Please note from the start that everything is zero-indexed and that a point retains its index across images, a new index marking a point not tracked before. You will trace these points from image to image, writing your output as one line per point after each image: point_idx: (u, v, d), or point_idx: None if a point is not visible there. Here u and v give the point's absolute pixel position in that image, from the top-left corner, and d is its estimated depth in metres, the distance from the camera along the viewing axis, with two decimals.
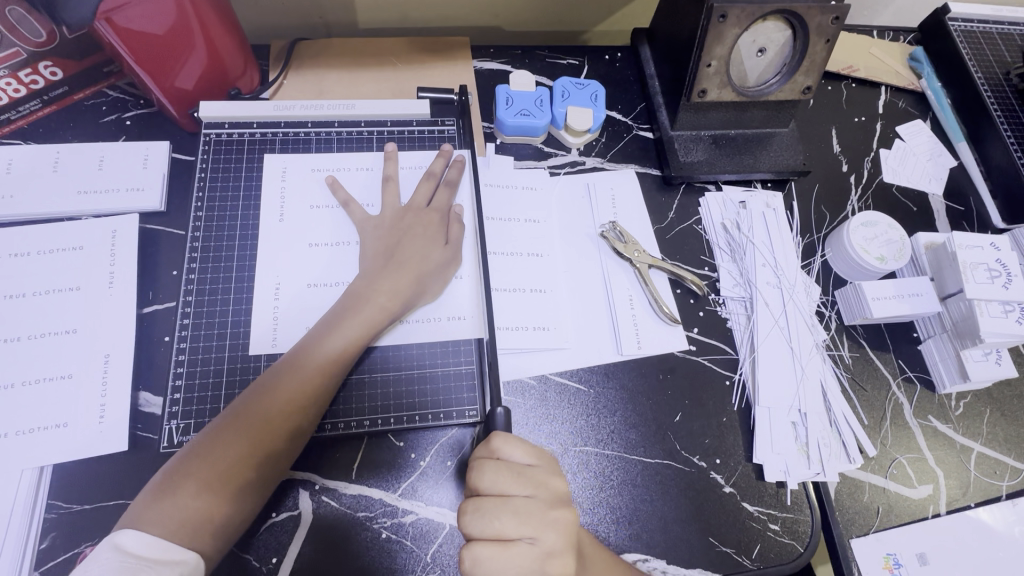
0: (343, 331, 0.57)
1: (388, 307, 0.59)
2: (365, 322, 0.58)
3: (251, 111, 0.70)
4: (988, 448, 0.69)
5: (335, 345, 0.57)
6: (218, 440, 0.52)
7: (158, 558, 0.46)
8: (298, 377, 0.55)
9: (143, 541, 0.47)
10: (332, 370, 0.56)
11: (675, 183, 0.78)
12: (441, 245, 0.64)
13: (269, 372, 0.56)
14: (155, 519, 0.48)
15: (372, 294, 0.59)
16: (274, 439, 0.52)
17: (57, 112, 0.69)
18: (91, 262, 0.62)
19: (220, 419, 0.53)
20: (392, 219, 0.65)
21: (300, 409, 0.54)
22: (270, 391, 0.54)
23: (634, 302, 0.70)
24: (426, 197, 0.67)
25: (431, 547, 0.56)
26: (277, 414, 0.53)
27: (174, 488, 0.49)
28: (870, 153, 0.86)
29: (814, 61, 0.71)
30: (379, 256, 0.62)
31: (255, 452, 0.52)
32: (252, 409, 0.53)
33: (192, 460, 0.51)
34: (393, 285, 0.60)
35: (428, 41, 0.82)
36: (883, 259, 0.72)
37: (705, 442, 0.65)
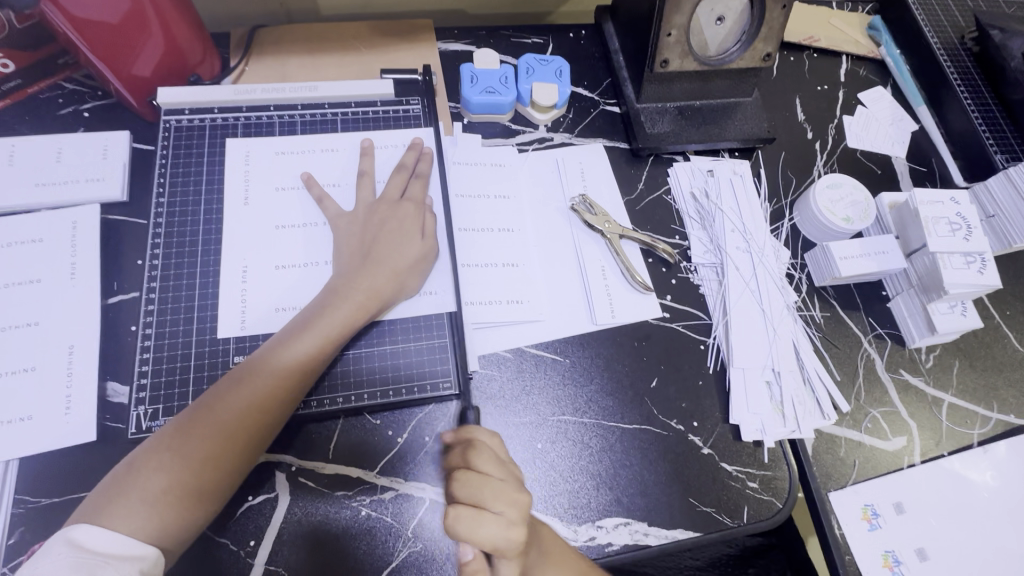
0: (322, 328, 0.56)
1: (367, 304, 0.59)
2: (343, 319, 0.57)
3: (211, 96, 0.69)
4: (958, 399, 0.70)
5: (313, 338, 0.56)
6: (186, 431, 0.51)
7: (118, 555, 0.46)
8: (274, 370, 0.54)
9: (103, 536, 0.46)
10: (310, 364, 0.55)
11: (643, 155, 0.78)
12: (418, 240, 0.63)
13: (243, 365, 0.55)
14: (117, 511, 0.48)
15: (351, 290, 0.59)
16: (245, 431, 0.52)
17: (12, 105, 0.68)
18: (50, 254, 0.61)
19: (190, 410, 0.53)
20: (366, 215, 0.64)
21: (276, 405, 0.53)
22: (244, 385, 0.53)
23: (607, 273, 0.70)
24: (399, 190, 0.66)
25: (411, 523, 0.56)
26: (250, 409, 0.52)
27: (139, 479, 0.49)
28: (834, 119, 0.87)
29: (772, 28, 0.72)
30: (355, 256, 0.61)
31: (225, 444, 0.51)
32: (224, 401, 0.52)
33: (160, 450, 0.50)
34: (372, 283, 0.59)
35: (391, 24, 0.82)
36: (849, 220, 0.74)
37: (682, 406, 0.65)
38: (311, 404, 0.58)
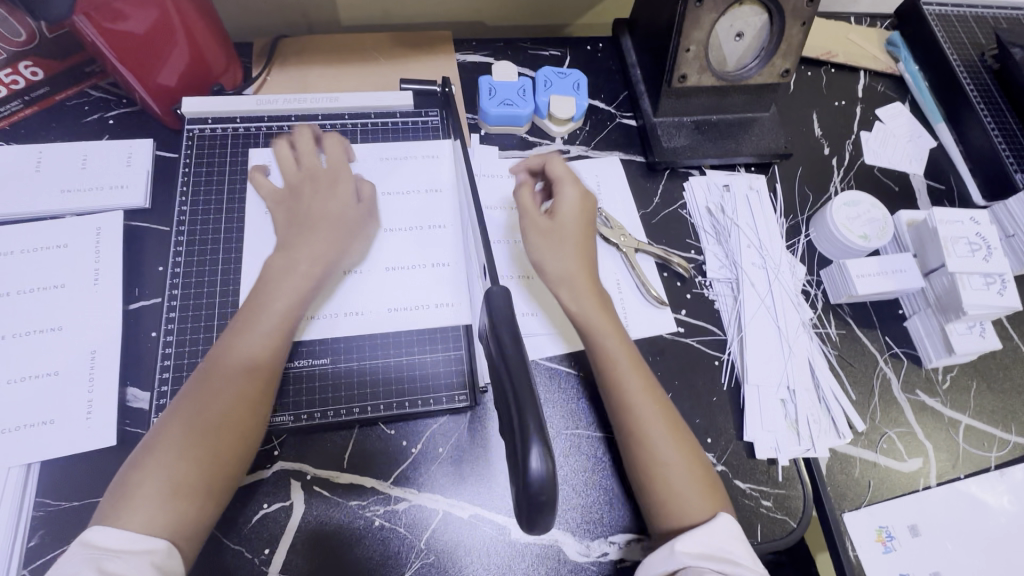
0: (279, 301, 0.57)
1: (315, 271, 0.59)
2: (296, 288, 0.58)
3: (234, 106, 0.70)
4: (975, 421, 0.70)
5: (273, 314, 0.57)
6: (171, 429, 0.51)
7: (129, 549, 0.46)
8: (238, 352, 0.55)
9: (112, 533, 0.46)
10: (274, 341, 0.56)
11: (660, 169, 0.79)
12: (351, 205, 0.64)
13: (209, 356, 0.56)
14: (121, 511, 0.48)
15: (295, 259, 0.59)
16: (226, 414, 0.52)
17: (39, 112, 0.69)
18: (74, 260, 0.62)
19: (169, 410, 0.53)
20: (297, 184, 0.64)
21: (247, 382, 0.54)
22: (212, 372, 0.54)
23: (622, 286, 0.70)
24: (316, 155, 0.67)
25: (424, 534, 0.56)
26: (222, 393, 0.53)
27: (135, 480, 0.49)
28: (851, 135, 0.87)
29: (791, 44, 0.72)
30: (291, 225, 0.62)
31: (210, 431, 0.51)
32: (201, 392, 0.53)
33: (147, 451, 0.50)
34: (314, 252, 0.60)
35: (410, 36, 0.82)
36: (866, 238, 0.73)
37: (696, 422, 0.65)
38: (328, 414, 0.59)
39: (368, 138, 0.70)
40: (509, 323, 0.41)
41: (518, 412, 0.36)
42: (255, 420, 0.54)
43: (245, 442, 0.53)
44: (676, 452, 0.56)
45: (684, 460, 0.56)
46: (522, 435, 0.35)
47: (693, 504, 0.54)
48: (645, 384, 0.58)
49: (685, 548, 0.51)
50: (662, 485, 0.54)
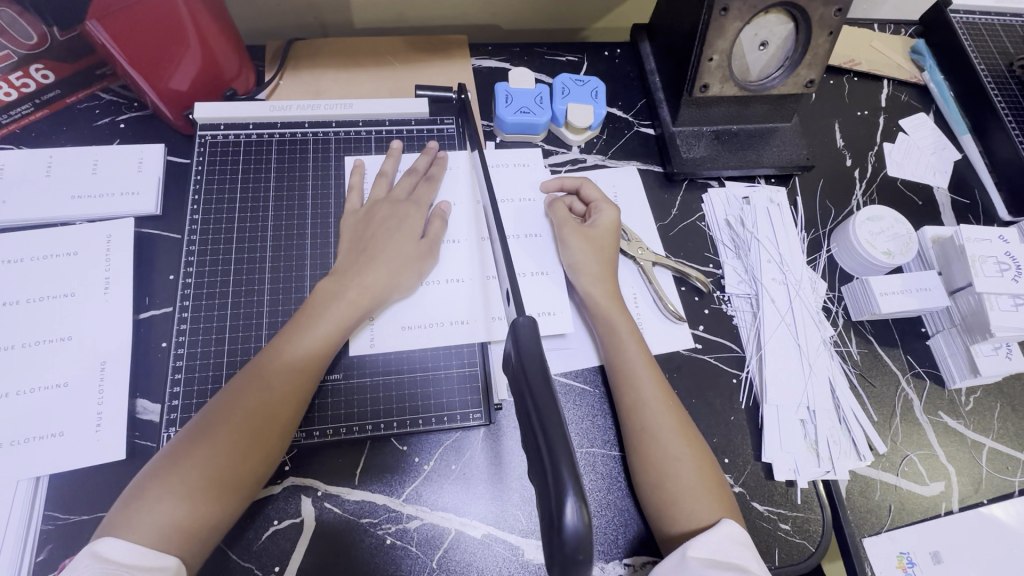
0: (319, 328, 0.57)
1: (360, 301, 0.59)
2: (340, 316, 0.58)
3: (246, 111, 0.69)
4: (999, 444, 0.68)
5: (317, 337, 0.57)
6: (204, 431, 0.51)
7: (140, 566, 0.45)
8: (281, 368, 0.55)
9: (124, 546, 0.45)
10: (316, 362, 0.56)
11: (678, 180, 0.77)
12: (415, 241, 0.64)
13: (244, 371, 0.55)
14: (134, 520, 0.47)
15: (344, 287, 0.60)
16: (257, 430, 0.52)
17: (49, 116, 0.68)
18: (85, 268, 0.61)
19: (194, 421, 0.53)
20: (368, 210, 0.65)
21: (276, 408, 0.53)
22: (244, 389, 0.53)
23: (638, 300, 0.69)
24: (407, 190, 0.67)
25: (436, 553, 0.55)
26: (250, 414, 0.52)
27: (150, 490, 0.48)
28: (874, 146, 0.85)
29: (817, 54, 0.70)
30: (353, 247, 0.63)
31: (240, 443, 0.51)
32: (238, 399, 0.53)
33: (167, 461, 0.50)
34: (364, 280, 0.60)
35: (425, 40, 0.81)
36: (889, 254, 0.71)
37: (713, 442, 0.64)
38: (341, 431, 0.58)
39: (400, 151, 0.70)
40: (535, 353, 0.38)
41: (550, 454, 0.33)
42: (278, 448, 0.53)
43: (265, 468, 0.52)
44: (685, 449, 0.57)
45: (692, 457, 0.56)
46: (555, 478, 0.32)
47: (700, 508, 0.54)
48: (663, 388, 0.60)
49: (697, 553, 0.49)
50: (671, 485, 0.55)
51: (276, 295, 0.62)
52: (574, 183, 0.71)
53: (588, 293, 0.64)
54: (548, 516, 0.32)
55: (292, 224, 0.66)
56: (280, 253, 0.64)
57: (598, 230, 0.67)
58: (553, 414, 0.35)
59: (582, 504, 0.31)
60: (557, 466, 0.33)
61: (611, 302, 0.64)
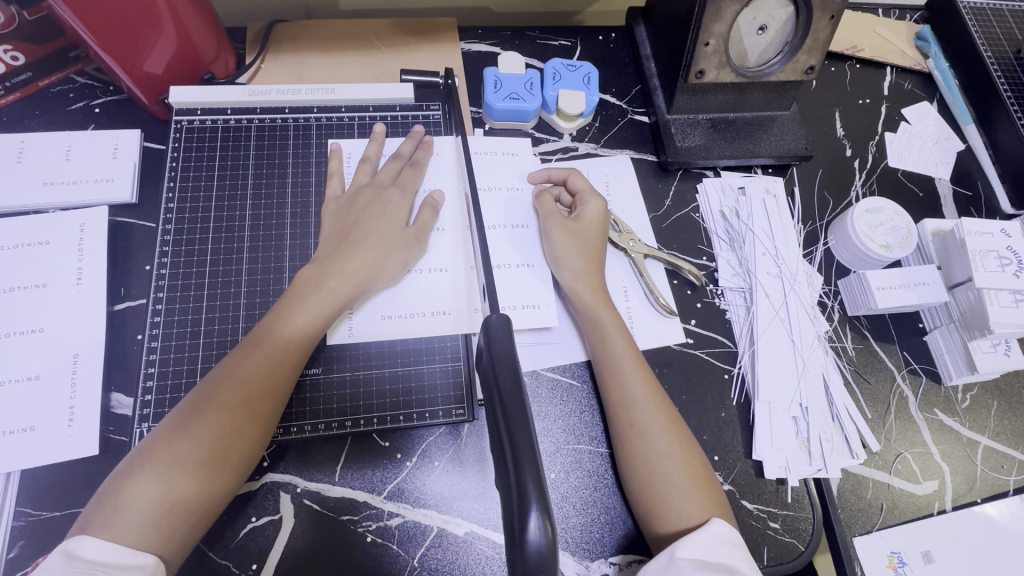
0: (301, 317, 0.55)
1: (344, 289, 0.57)
2: (322, 305, 0.56)
3: (225, 96, 0.66)
4: (995, 442, 0.67)
5: (298, 323, 0.55)
6: (177, 430, 0.50)
7: (116, 565, 0.44)
8: (259, 357, 0.53)
9: (100, 545, 0.44)
10: (298, 349, 0.55)
11: (672, 170, 0.75)
12: (400, 230, 0.62)
13: (222, 364, 0.54)
14: (112, 518, 0.46)
15: (326, 276, 0.58)
16: (237, 420, 0.50)
17: (21, 99, 0.66)
18: (58, 257, 0.59)
19: (172, 415, 0.51)
20: (351, 197, 0.63)
21: (255, 400, 0.51)
22: (223, 382, 0.52)
23: (629, 293, 0.67)
24: (392, 176, 0.65)
25: (418, 551, 0.54)
26: (230, 407, 0.51)
27: (128, 486, 0.47)
28: (875, 136, 0.83)
29: (817, 39, 0.67)
30: (334, 237, 0.61)
31: (219, 434, 0.50)
32: (213, 394, 0.51)
33: (145, 457, 0.49)
34: (346, 268, 0.58)
35: (413, 22, 0.78)
36: (888, 247, 0.69)
37: (703, 439, 0.62)
38: (320, 427, 0.57)
39: (383, 135, 0.67)
40: (508, 363, 0.37)
41: (516, 472, 0.32)
42: (260, 442, 0.52)
43: (247, 462, 0.51)
44: (673, 446, 0.55)
45: (681, 453, 0.55)
46: (519, 497, 0.31)
47: (688, 505, 0.52)
48: (648, 381, 0.59)
49: (685, 554, 0.48)
50: (657, 482, 0.54)
51: (253, 287, 0.60)
52: (561, 174, 0.69)
53: (572, 287, 0.63)
54: (511, 537, 0.31)
55: (271, 213, 0.64)
56: (258, 244, 0.62)
57: (584, 222, 0.65)
58: (524, 430, 0.34)
59: (547, 521, 0.30)
60: (522, 483, 0.31)
61: (595, 297, 0.62)
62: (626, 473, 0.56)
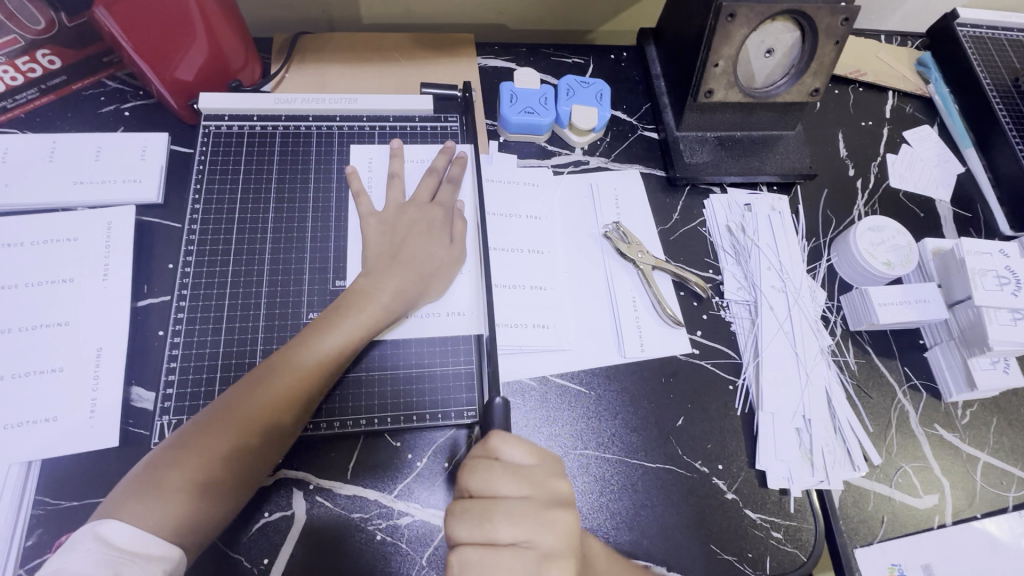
0: (340, 334, 0.56)
1: (390, 307, 0.59)
2: (363, 323, 0.57)
3: (251, 103, 0.69)
4: (994, 458, 0.68)
5: (338, 341, 0.56)
6: (207, 430, 0.51)
7: (144, 554, 0.45)
8: (296, 371, 0.54)
9: (130, 534, 0.45)
10: (334, 366, 0.56)
11: (680, 185, 0.77)
12: (446, 246, 0.64)
13: (257, 369, 0.55)
14: (140, 507, 0.47)
15: (374, 291, 0.59)
16: (269, 428, 0.52)
17: (55, 101, 0.69)
18: (85, 254, 0.61)
19: (203, 415, 0.52)
20: (394, 215, 0.64)
21: (285, 411, 0.53)
22: (255, 389, 0.52)
23: (638, 304, 0.69)
24: (429, 192, 0.66)
25: (426, 551, 0.55)
26: (262, 416, 0.52)
27: (162, 478, 0.48)
28: (877, 157, 0.85)
29: (823, 63, 0.70)
30: (382, 254, 0.62)
31: (249, 441, 0.51)
32: (247, 401, 0.52)
33: (177, 450, 0.50)
34: (398, 285, 0.59)
35: (432, 38, 0.81)
36: (889, 265, 0.72)
37: (707, 447, 0.64)
38: (334, 424, 0.58)
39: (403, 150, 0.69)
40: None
41: None
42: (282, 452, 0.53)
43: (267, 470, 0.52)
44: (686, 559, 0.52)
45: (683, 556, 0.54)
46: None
47: None
48: None
49: None
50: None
51: (274, 287, 0.62)
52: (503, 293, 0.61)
53: None
54: None
55: (292, 215, 0.66)
56: (279, 245, 0.64)
57: None
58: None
59: None
60: None
61: None
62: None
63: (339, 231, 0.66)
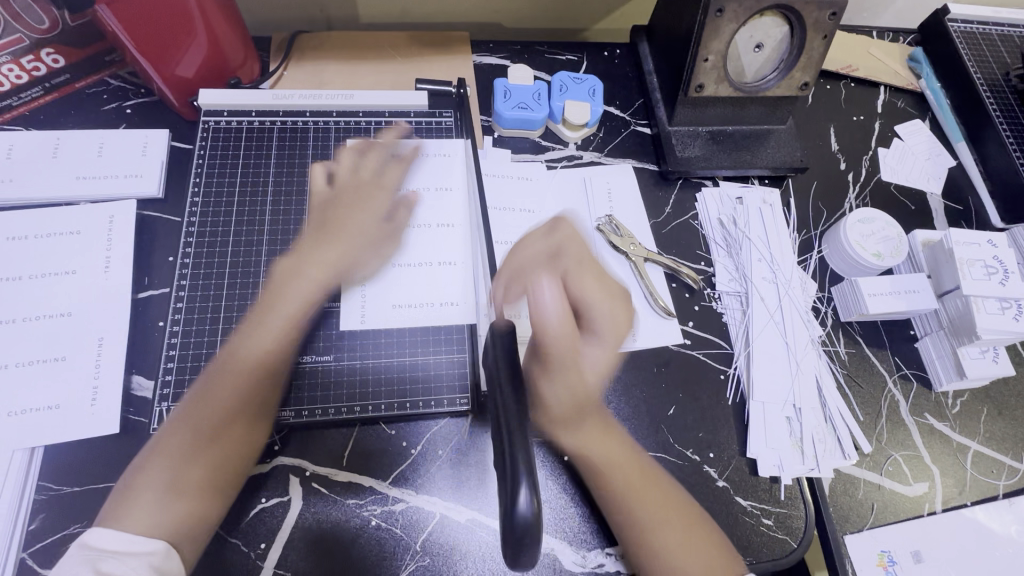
0: (263, 335, 0.59)
1: (340, 303, 0.62)
2: (281, 324, 0.60)
3: (250, 99, 0.70)
4: (985, 447, 0.68)
5: (257, 344, 0.59)
6: (171, 438, 0.54)
7: (125, 550, 0.47)
8: (227, 372, 0.57)
9: (112, 536, 0.48)
10: (267, 359, 0.58)
11: (672, 178, 0.78)
12: None
13: (213, 371, 0.58)
14: (124, 514, 0.50)
15: (313, 292, 0.62)
16: (228, 424, 0.55)
17: (59, 99, 0.70)
18: (87, 247, 0.62)
19: (168, 425, 0.56)
20: (387, 211, 0.66)
21: (242, 406, 0.56)
22: (213, 388, 0.57)
23: (630, 295, 0.70)
24: (417, 192, 0.68)
25: (420, 536, 0.56)
26: (218, 414, 0.55)
27: (140, 485, 0.52)
28: (868, 151, 0.86)
29: (811, 58, 0.71)
30: (363, 252, 0.64)
31: (211, 440, 0.54)
32: (206, 402, 0.56)
33: (149, 459, 0.54)
34: (350, 286, 0.63)
35: (428, 36, 0.82)
36: (879, 256, 0.72)
37: (698, 436, 0.64)
38: (329, 411, 0.59)
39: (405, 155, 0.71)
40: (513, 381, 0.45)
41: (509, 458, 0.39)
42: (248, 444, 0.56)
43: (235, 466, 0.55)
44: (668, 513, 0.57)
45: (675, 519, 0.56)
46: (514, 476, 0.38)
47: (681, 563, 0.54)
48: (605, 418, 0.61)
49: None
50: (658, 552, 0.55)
51: (271, 277, 0.63)
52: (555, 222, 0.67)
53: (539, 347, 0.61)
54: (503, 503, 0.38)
55: (290, 208, 0.67)
56: (277, 237, 0.65)
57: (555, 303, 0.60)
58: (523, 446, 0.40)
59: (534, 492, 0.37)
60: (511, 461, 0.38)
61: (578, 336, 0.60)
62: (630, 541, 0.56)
63: (335, 223, 0.67)
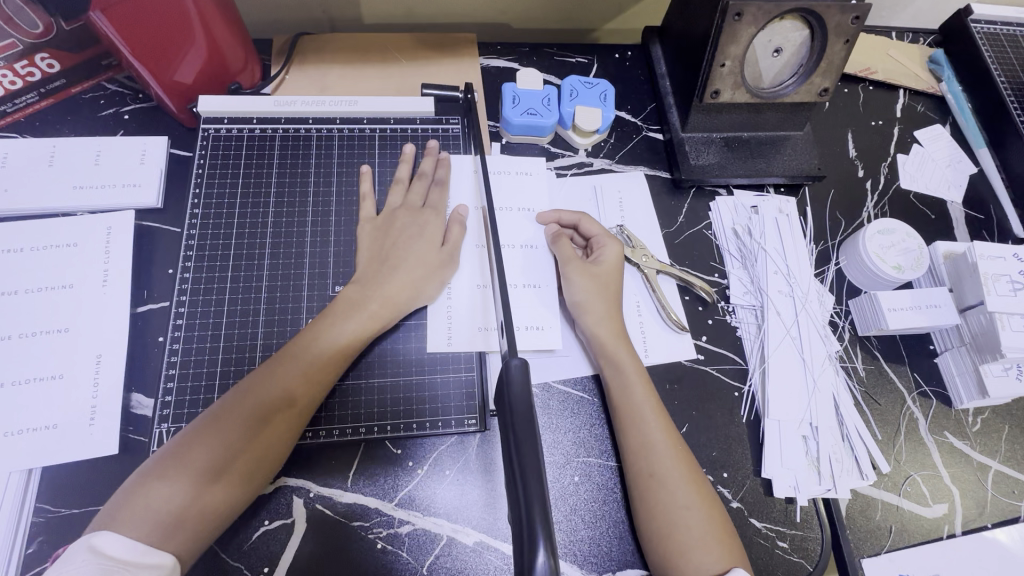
0: (337, 330, 0.57)
1: (380, 314, 0.59)
2: (353, 327, 0.57)
3: (251, 106, 0.68)
4: (1006, 467, 0.66)
5: (329, 336, 0.56)
6: (203, 436, 0.50)
7: (135, 562, 0.44)
8: (287, 365, 0.54)
9: (122, 543, 0.45)
10: (336, 358, 0.56)
11: (686, 187, 0.76)
12: (436, 249, 0.63)
13: (266, 363, 0.55)
14: (134, 518, 0.46)
15: (363, 299, 0.59)
16: (279, 422, 0.52)
17: (54, 105, 0.68)
18: (85, 259, 0.61)
19: (195, 424, 0.52)
20: (390, 219, 0.65)
21: (291, 406, 0.53)
22: (268, 381, 0.53)
23: (642, 308, 0.68)
24: (423, 197, 0.67)
25: (427, 559, 0.55)
26: (268, 410, 0.52)
27: (155, 485, 0.48)
28: (887, 158, 0.83)
29: (832, 63, 0.69)
30: (376, 257, 0.62)
31: (252, 442, 0.51)
32: (251, 397, 0.53)
33: (170, 460, 0.49)
34: (387, 291, 0.60)
35: (433, 38, 0.80)
36: (900, 268, 0.70)
37: (712, 455, 0.63)
38: (334, 433, 0.58)
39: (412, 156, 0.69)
40: (526, 403, 0.37)
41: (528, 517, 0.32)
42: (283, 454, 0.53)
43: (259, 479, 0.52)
44: (693, 496, 0.54)
45: (701, 504, 0.54)
46: (527, 526, 0.31)
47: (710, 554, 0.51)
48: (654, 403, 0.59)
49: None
50: (679, 536, 0.52)
51: (274, 291, 0.62)
52: (573, 217, 0.69)
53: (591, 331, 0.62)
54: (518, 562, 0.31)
55: (292, 220, 0.65)
56: (279, 250, 0.63)
57: (603, 266, 0.65)
58: (537, 487, 0.33)
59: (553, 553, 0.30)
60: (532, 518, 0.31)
61: (616, 342, 0.62)
62: (644, 523, 0.54)
63: (339, 235, 0.65)
